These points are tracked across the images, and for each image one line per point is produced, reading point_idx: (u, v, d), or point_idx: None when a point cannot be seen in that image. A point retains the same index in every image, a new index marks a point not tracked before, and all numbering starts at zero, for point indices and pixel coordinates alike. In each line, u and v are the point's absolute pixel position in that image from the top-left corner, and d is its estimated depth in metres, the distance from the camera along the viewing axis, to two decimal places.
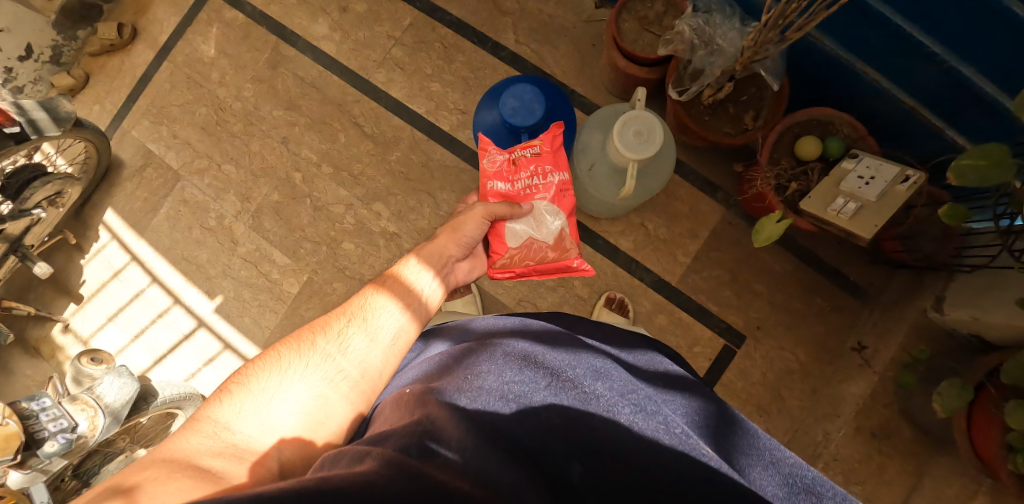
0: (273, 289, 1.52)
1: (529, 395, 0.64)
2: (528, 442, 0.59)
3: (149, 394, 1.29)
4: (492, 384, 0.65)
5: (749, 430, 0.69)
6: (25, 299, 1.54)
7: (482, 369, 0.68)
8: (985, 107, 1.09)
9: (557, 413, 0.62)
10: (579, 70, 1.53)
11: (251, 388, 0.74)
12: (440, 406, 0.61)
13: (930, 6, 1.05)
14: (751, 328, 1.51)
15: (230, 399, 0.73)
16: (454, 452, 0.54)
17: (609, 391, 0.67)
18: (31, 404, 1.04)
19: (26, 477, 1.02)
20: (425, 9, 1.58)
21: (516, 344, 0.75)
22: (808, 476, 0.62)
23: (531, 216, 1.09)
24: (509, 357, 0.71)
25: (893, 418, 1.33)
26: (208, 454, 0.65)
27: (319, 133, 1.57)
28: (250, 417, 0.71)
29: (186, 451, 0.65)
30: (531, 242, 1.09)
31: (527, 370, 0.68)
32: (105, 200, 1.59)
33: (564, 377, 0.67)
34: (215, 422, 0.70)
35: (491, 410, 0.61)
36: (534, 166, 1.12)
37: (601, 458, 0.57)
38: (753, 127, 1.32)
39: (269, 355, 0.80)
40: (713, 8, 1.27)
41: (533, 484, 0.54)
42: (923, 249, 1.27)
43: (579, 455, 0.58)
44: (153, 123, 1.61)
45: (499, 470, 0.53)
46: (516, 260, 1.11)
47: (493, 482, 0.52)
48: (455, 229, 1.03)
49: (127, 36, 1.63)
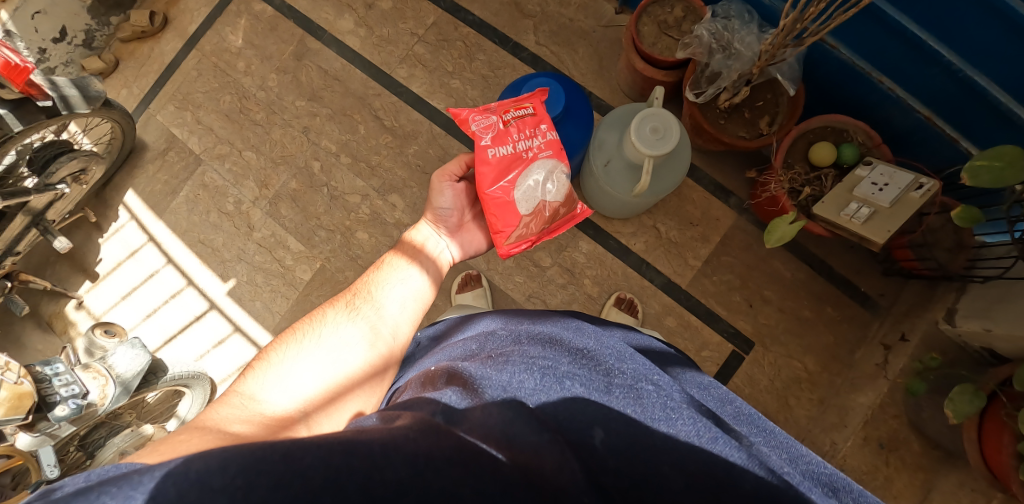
0: (285, 275, 1.54)
1: (554, 366, 0.63)
2: (553, 408, 0.57)
3: (160, 369, 1.30)
4: (518, 357, 0.64)
5: (766, 429, 0.67)
6: (42, 275, 1.57)
7: (508, 349, 0.68)
8: (999, 117, 1.10)
9: (582, 383, 0.61)
10: (597, 73, 1.56)
11: (270, 361, 0.73)
12: (468, 379, 0.61)
13: (946, 15, 1.07)
14: (760, 334, 1.51)
15: (254, 375, 0.71)
16: (478, 420, 0.54)
17: (634, 370, 0.66)
18: (45, 368, 1.06)
19: (35, 440, 1.04)
20: (449, 8, 1.62)
21: (540, 328, 0.74)
22: (823, 472, 0.59)
23: (537, 179, 1.03)
24: (532, 339, 0.70)
25: (903, 428, 1.29)
26: (238, 420, 0.62)
27: (339, 124, 1.60)
28: (274, 384, 0.69)
29: (215, 419, 0.62)
30: (543, 205, 1.03)
31: (551, 349, 0.68)
32: (127, 181, 1.62)
33: (588, 357, 0.67)
34: (240, 395, 0.67)
35: (515, 376, 0.60)
36: (530, 127, 1.04)
37: (625, 427, 0.55)
38: (768, 131, 1.34)
39: (286, 332, 0.79)
40: (732, 14, 1.30)
41: (558, 445, 0.52)
42: (936, 258, 1.25)
43: (603, 420, 0.56)
44: (177, 108, 1.65)
45: (526, 430, 0.53)
46: (531, 227, 1.04)
47: (517, 446, 0.51)
48: (428, 206, 1.02)
49: (157, 24, 1.68)
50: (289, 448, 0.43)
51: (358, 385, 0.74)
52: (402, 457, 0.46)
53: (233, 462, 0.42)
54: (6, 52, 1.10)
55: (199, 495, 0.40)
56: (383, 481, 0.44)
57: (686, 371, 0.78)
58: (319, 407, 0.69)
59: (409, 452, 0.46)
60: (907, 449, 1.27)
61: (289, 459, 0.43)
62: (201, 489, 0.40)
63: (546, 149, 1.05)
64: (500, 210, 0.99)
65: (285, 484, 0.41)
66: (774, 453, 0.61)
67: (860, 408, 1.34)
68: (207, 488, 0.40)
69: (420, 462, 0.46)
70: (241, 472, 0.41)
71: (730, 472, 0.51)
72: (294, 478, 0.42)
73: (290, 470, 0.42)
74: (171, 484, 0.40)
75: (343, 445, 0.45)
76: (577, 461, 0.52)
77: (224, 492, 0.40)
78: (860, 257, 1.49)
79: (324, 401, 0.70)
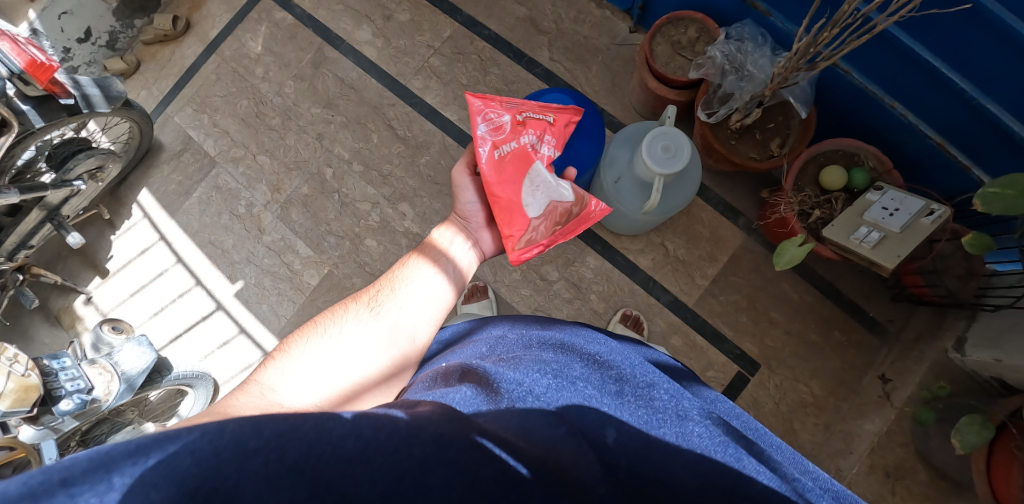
0: (292, 279, 1.55)
1: (567, 375, 0.63)
2: (566, 407, 0.57)
3: (164, 368, 1.29)
4: (532, 361, 0.65)
5: (776, 444, 0.66)
6: (53, 269, 1.58)
7: (522, 352, 0.68)
8: (1011, 146, 1.11)
9: (594, 392, 0.61)
10: (610, 91, 1.58)
11: (290, 353, 0.73)
12: (485, 377, 0.62)
13: (959, 45, 1.07)
14: (766, 357, 1.49)
15: (275, 366, 0.71)
16: (494, 416, 0.54)
17: (645, 377, 0.66)
18: (52, 362, 1.06)
19: (39, 434, 1.03)
20: (466, 22, 1.64)
21: (553, 334, 0.74)
22: (830, 488, 0.58)
23: (541, 183, 1.02)
24: (545, 344, 0.70)
25: (909, 457, 1.28)
26: (256, 409, 0.62)
27: (353, 132, 1.62)
28: (292, 376, 0.69)
29: (235, 407, 0.62)
30: (554, 207, 1.03)
31: (564, 357, 0.68)
32: (142, 180, 1.64)
33: (599, 363, 0.67)
34: (261, 385, 0.67)
35: (528, 379, 0.60)
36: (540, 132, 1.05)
37: (638, 431, 0.56)
38: (779, 154, 1.34)
39: (306, 327, 0.78)
40: (746, 37, 1.31)
41: (574, 439, 0.54)
42: (946, 285, 1.25)
43: (615, 423, 0.56)
44: (195, 110, 1.68)
45: (540, 428, 0.53)
46: (539, 232, 1.03)
47: (533, 438, 0.52)
48: (455, 202, 1.04)
49: (180, 28, 1.71)
50: (320, 421, 0.46)
51: (372, 384, 0.73)
52: (428, 434, 0.47)
53: (267, 427, 0.44)
54: (32, 51, 1.12)
55: (234, 453, 0.42)
56: (409, 457, 0.45)
57: (692, 384, 0.78)
58: (333, 402, 0.68)
59: (433, 431, 0.48)
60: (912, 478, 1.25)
61: (321, 430, 0.45)
62: (236, 449, 0.42)
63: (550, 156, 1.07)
64: (510, 215, 1.00)
65: (317, 452, 0.44)
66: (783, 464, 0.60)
67: (867, 435, 1.32)
68: (242, 448, 0.42)
69: (445, 441, 0.47)
70: (275, 436, 0.43)
71: (742, 478, 0.51)
72: (323, 447, 0.44)
73: (320, 439, 0.44)
74: (210, 442, 0.42)
75: (371, 421, 0.47)
76: (592, 455, 0.53)
77: (258, 453, 0.42)
78: (869, 281, 1.48)
79: (340, 398, 0.69)
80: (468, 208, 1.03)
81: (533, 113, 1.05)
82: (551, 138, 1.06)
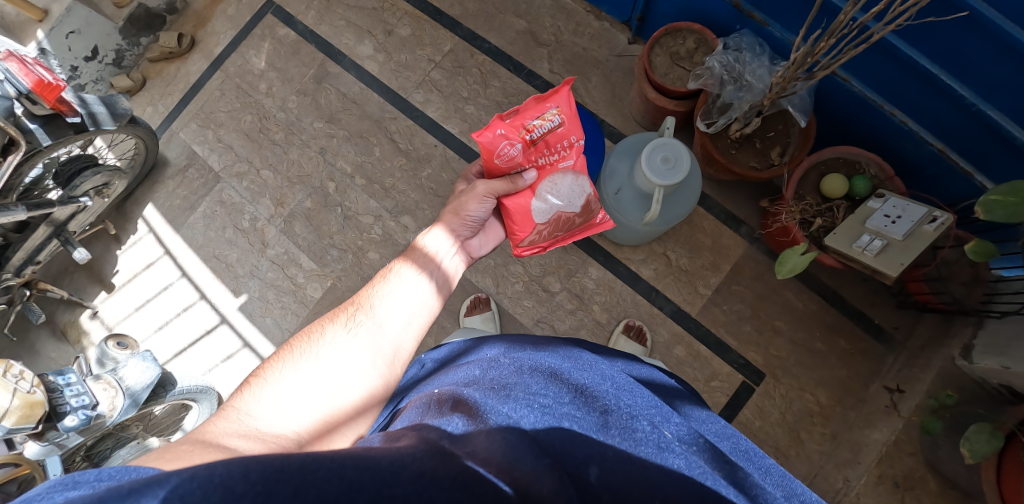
0: (296, 293, 1.55)
1: (554, 406, 0.63)
2: (552, 439, 0.58)
3: (168, 383, 1.30)
4: (520, 391, 0.65)
5: (768, 467, 0.66)
6: (59, 284, 1.60)
7: (510, 380, 0.68)
8: (1013, 151, 1.10)
9: (578, 422, 0.61)
10: (610, 101, 1.59)
11: (269, 378, 0.72)
12: (472, 408, 0.62)
13: (958, 50, 1.07)
14: (771, 366, 1.48)
15: (254, 391, 0.71)
16: (481, 445, 0.55)
17: (632, 406, 0.66)
18: (57, 378, 1.08)
19: (43, 449, 1.04)
20: (466, 36, 1.66)
21: (543, 360, 0.74)
22: None
23: (553, 187, 1.10)
24: (534, 371, 0.70)
25: (919, 467, 1.24)
26: (234, 435, 0.62)
27: (355, 146, 1.63)
28: (271, 401, 0.69)
29: (214, 433, 0.62)
30: (559, 214, 1.11)
31: (552, 385, 0.67)
32: (148, 195, 1.66)
33: (586, 392, 0.67)
34: (239, 410, 0.67)
35: (515, 409, 0.61)
36: (560, 141, 1.10)
37: (621, 464, 0.56)
38: (780, 162, 1.34)
39: (286, 349, 0.77)
40: (744, 47, 1.32)
41: (556, 471, 0.53)
42: (951, 292, 1.25)
43: (598, 457, 0.57)
44: (200, 126, 1.70)
45: (525, 458, 0.53)
46: (544, 235, 1.13)
47: (518, 470, 0.52)
48: (460, 210, 1.02)
49: (185, 45, 1.74)
50: (305, 460, 0.45)
51: (354, 402, 0.74)
52: (409, 474, 0.47)
53: (254, 470, 0.44)
54: (40, 71, 1.14)
55: (222, 497, 0.42)
56: (392, 496, 0.45)
57: (685, 403, 0.78)
58: (312, 426, 0.69)
59: (416, 469, 0.48)
60: (923, 489, 1.23)
61: (306, 470, 0.45)
62: (224, 492, 0.42)
63: (572, 160, 1.12)
64: (519, 220, 1.09)
65: (303, 494, 0.43)
66: (770, 489, 0.60)
67: (874, 445, 1.31)
68: (229, 491, 0.42)
69: (426, 480, 0.47)
70: (262, 478, 0.43)
71: None
72: (309, 489, 0.44)
73: (306, 480, 0.44)
74: (198, 486, 0.42)
75: (355, 461, 0.47)
76: (574, 487, 0.53)
77: (245, 497, 0.42)
78: (874, 289, 1.47)
79: (320, 423, 0.70)
80: (473, 220, 1.04)
81: (544, 127, 1.07)
82: (569, 147, 1.11)
